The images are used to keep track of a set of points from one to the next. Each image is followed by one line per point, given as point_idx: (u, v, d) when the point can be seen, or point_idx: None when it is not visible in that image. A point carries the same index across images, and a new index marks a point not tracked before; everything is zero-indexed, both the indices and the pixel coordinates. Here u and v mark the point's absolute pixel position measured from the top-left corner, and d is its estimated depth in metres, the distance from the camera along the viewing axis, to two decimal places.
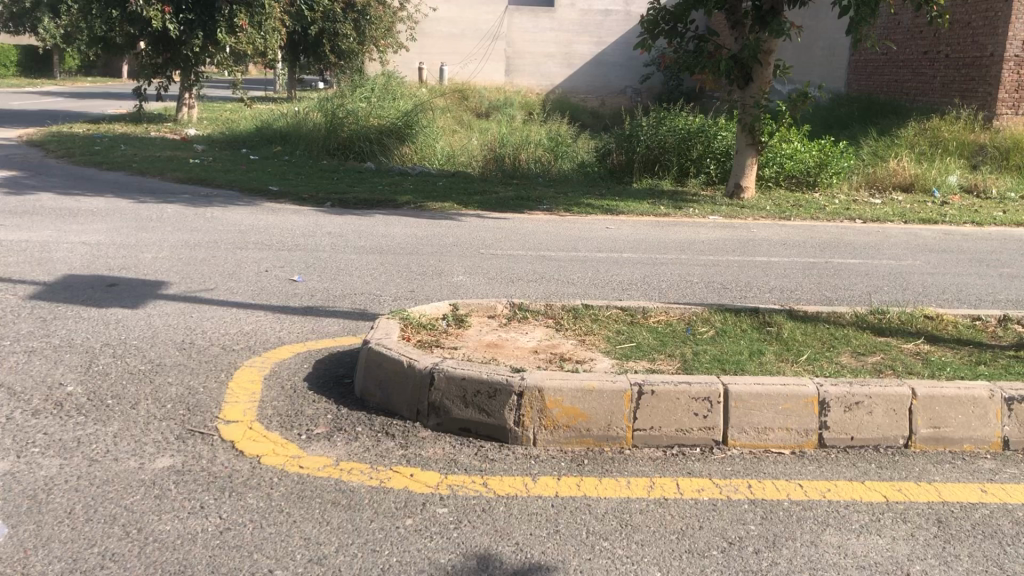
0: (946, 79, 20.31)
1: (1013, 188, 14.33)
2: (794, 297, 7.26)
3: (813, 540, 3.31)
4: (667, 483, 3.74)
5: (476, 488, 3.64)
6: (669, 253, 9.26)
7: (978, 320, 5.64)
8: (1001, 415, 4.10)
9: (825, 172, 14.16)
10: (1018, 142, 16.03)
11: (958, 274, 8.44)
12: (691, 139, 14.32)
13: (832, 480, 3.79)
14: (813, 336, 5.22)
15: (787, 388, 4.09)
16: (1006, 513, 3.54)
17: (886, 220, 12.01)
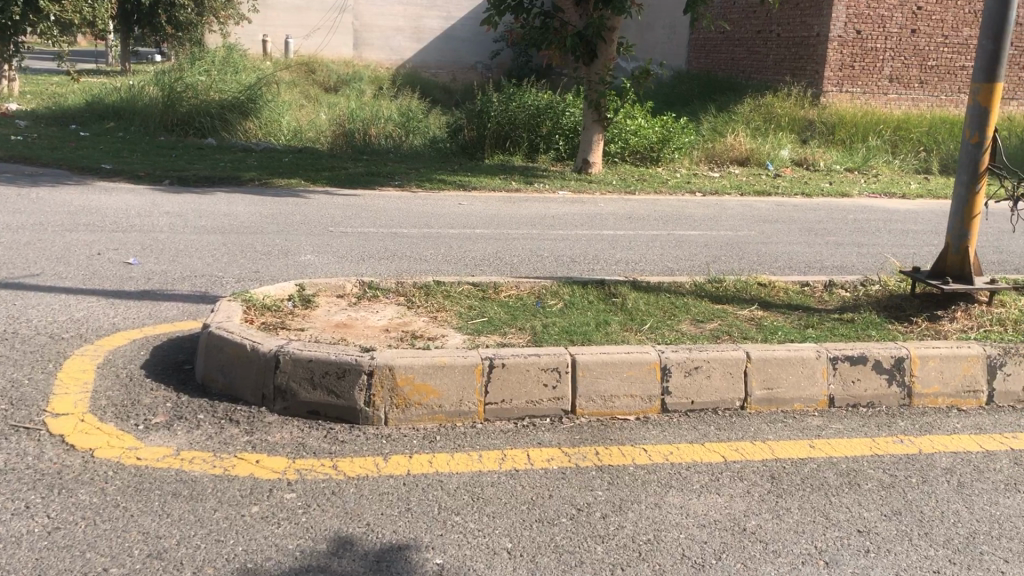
0: (777, 58, 21.37)
1: (838, 161, 15.26)
2: (639, 268, 7.51)
3: (657, 502, 3.44)
4: (518, 454, 3.79)
5: (324, 471, 3.58)
6: (520, 228, 9.36)
7: (805, 286, 5.98)
8: (828, 373, 4.36)
9: (668, 147, 14.62)
10: (842, 118, 17.05)
11: (790, 242, 8.91)
12: (539, 115, 14.49)
13: (675, 444, 3.94)
14: (655, 306, 5.40)
15: (631, 356, 4.21)
16: (831, 466, 3.78)
17: (723, 192, 12.57)
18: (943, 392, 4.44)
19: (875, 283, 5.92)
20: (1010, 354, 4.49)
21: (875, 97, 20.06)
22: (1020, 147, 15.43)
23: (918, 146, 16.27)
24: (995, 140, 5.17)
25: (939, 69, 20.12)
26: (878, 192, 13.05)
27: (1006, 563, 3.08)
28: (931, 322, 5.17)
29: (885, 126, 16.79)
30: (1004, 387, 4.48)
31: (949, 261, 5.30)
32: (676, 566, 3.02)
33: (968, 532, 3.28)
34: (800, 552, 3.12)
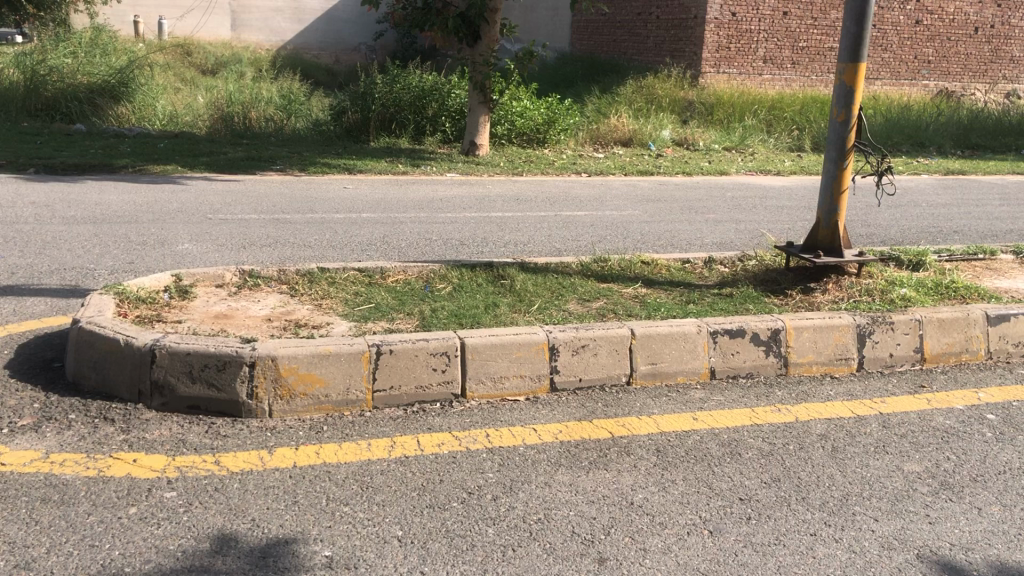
0: (657, 40, 21.80)
1: (716, 141, 15.70)
2: (527, 250, 7.55)
3: (547, 481, 3.46)
4: (407, 440, 3.75)
5: (206, 467, 3.46)
6: (407, 212, 9.26)
7: (687, 263, 6.13)
8: (709, 347, 4.48)
9: (553, 129, 14.72)
10: (720, 99, 17.52)
11: (672, 221, 9.12)
12: (424, 97, 14.36)
13: (563, 422, 3.98)
14: (543, 286, 5.44)
15: (519, 337, 4.22)
16: (714, 436, 3.89)
17: (608, 172, 12.77)
18: (817, 361, 4.62)
19: (752, 259, 6.11)
20: (878, 323, 4.71)
21: (751, 77, 20.69)
22: (884, 125, 16.20)
23: (791, 125, 16.87)
24: (860, 116, 5.38)
25: (809, 51, 20.95)
26: (754, 170, 13.51)
27: (876, 521, 3.24)
28: (805, 294, 5.37)
29: (760, 105, 17.35)
30: (873, 354, 4.70)
31: (820, 235, 5.52)
32: (566, 544, 3.05)
33: (841, 493, 3.43)
34: (686, 523, 3.20)
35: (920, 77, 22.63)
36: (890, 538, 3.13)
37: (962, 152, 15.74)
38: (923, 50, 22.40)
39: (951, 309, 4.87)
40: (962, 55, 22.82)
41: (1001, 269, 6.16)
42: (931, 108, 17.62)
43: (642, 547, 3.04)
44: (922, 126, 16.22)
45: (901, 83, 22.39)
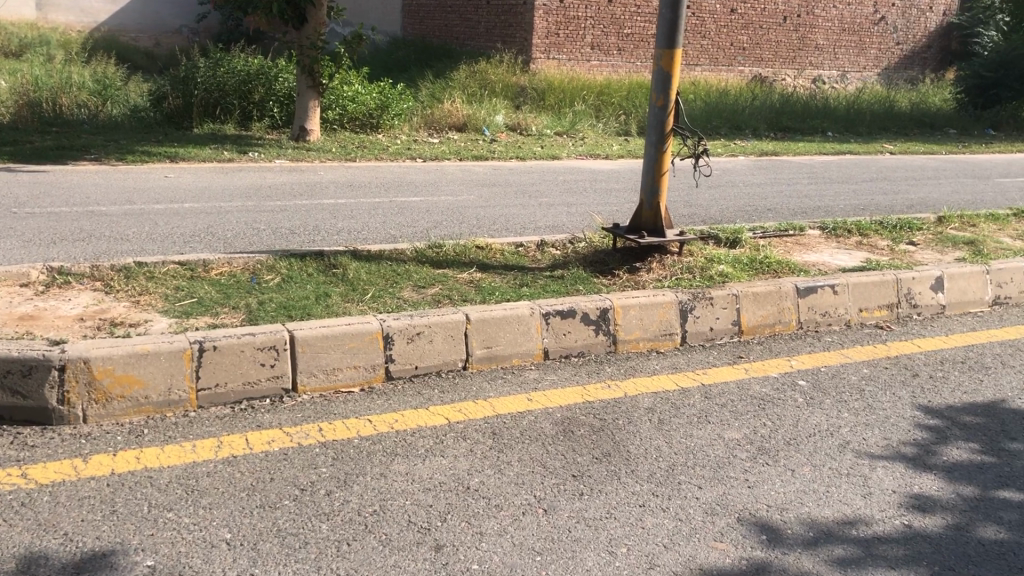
0: (488, 25, 21.94)
1: (548, 125, 15.96)
2: (361, 237, 7.42)
3: (382, 472, 3.42)
4: (235, 440, 3.61)
5: (12, 482, 3.21)
6: (235, 201, 8.91)
7: (520, 247, 6.21)
8: (541, 329, 4.55)
9: (387, 113, 14.53)
10: (551, 84, 17.81)
11: (504, 206, 9.20)
12: (250, 81, 13.86)
13: (398, 411, 3.95)
14: (376, 274, 5.36)
15: (351, 327, 4.15)
16: (548, 416, 3.96)
17: (442, 158, 12.76)
18: (644, 337, 4.78)
19: (582, 241, 6.26)
20: (698, 299, 4.92)
21: (579, 63, 21.17)
22: (705, 109, 16.93)
23: (619, 110, 17.36)
24: (677, 102, 5.60)
25: (633, 37, 21.67)
26: (584, 154, 13.83)
27: (700, 489, 3.39)
28: (631, 274, 5.54)
29: (589, 91, 17.77)
30: (695, 328, 4.91)
31: (644, 217, 5.71)
32: (402, 534, 3.02)
33: (668, 464, 3.57)
34: (521, 503, 3.25)
35: (736, 63, 23.83)
36: (713, 504, 3.28)
37: (776, 134, 16.69)
38: (738, 38, 23.59)
39: (765, 283, 5.15)
40: (773, 42, 24.17)
41: (809, 244, 6.58)
42: (746, 94, 18.60)
43: (479, 531, 3.06)
44: (739, 110, 17.07)
45: (719, 69, 23.51)
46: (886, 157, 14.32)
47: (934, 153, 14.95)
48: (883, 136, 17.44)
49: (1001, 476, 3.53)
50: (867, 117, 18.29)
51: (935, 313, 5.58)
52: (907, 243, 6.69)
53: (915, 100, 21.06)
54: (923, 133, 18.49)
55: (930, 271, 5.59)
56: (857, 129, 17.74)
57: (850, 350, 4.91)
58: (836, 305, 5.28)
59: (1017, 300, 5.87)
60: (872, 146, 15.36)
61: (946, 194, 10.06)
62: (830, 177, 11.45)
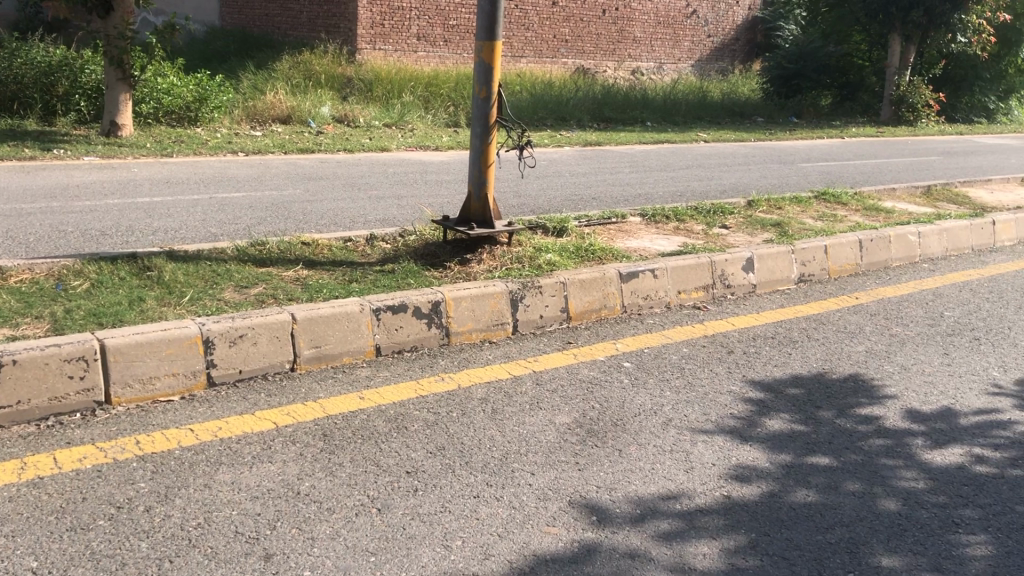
0: (311, 15, 21.44)
1: (376, 117, 15.76)
2: (180, 237, 7.08)
3: (206, 482, 3.28)
4: (41, 459, 3.36)
5: None
6: (38, 202, 8.28)
7: (348, 242, 6.10)
8: (371, 325, 4.48)
9: (206, 106, 13.92)
10: (378, 75, 17.58)
11: (332, 199, 9.01)
12: (52, 73, 12.93)
13: (223, 418, 3.79)
14: (195, 276, 5.12)
15: (168, 333, 3.95)
16: (380, 413, 3.91)
17: (266, 151, 12.36)
18: (476, 328, 4.80)
19: (411, 234, 6.21)
20: (528, 288, 4.98)
21: (406, 55, 21.05)
22: (532, 100, 17.21)
23: (447, 101, 17.36)
24: (500, 94, 5.63)
25: (458, 29, 21.76)
26: (414, 145, 13.75)
27: (532, 475, 3.44)
28: (462, 265, 5.55)
29: (417, 82, 17.69)
30: (526, 317, 4.98)
31: (472, 208, 5.72)
32: (229, 546, 2.91)
33: (501, 453, 3.61)
34: (354, 504, 3.19)
35: (559, 55, 24.34)
36: (545, 489, 3.34)
37: (599, 124, 17.19)
38: (560, 30, 24.10)
39: (590, 270, 5.28)
40: (594, 34, 24.87)
41: (631, 231, 6.81)
42: (569, 85, 19.06)
43: (311, 536, 2.98)
44: (564, 101, 17.46)
45: (543, 61, 23.95)
46: (701, 145, 15.04)
47: (743, 140, 15.82)
48: (698, 125, 18.31)
49: (810, 443, 3.77)
50: (683, 107, 19.15)
51: (747, 292, 5.91)
52: (720, 227, 7.05)
53: (726, 91, 22.24)
54: (734, 121, 19.54)
55: (741, 253, 5.91)
56: (675, 119, 18.55)
57: (671, 331, 5.12)
58: (657, 288, 5.49)
59: (818, 277, 6.30)
60: (688, 134, 16.09)
61: (754, 179, 10.67)
62: (650, 165, 11.90)
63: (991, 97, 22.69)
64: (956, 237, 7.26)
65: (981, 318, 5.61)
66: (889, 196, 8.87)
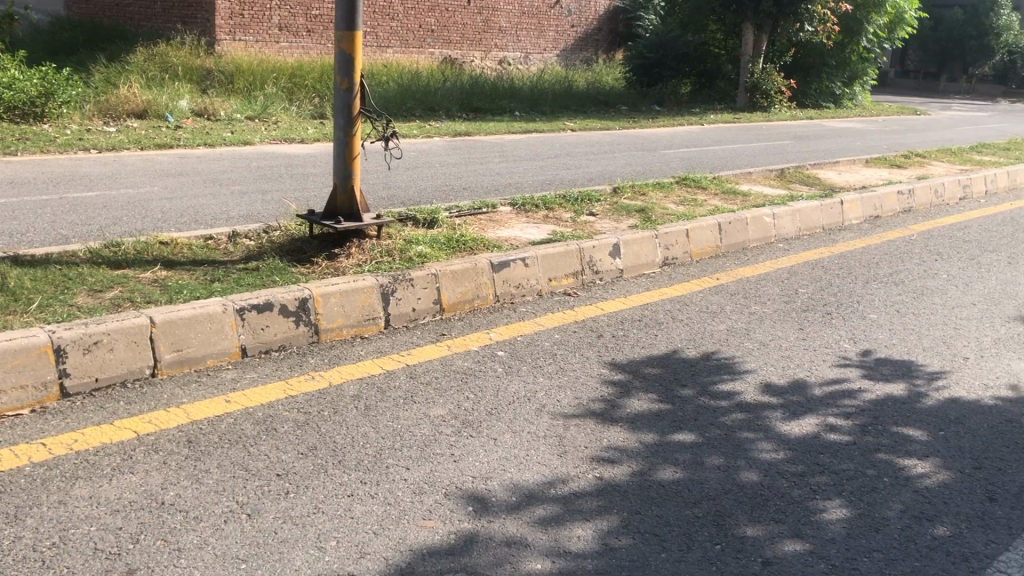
0: (165, 5, 20.59)
1: (238, 110, 15.27)
2: (26, 240, 6.67)
3: (62, 499, 3.11)
4: None
5: None
6: None
7: (209, 240, 5.89)
8: (236, 326, 4.34)
9: (52, 101, 13.18)
10: (239, 67, 17.03)
11: (192, 196, 8.68)
12: None
13: (78, 430, 3.59)
14: (44, 281, 4.83)
15: (14, 343, 3.72)
16: (248, 416, 3.80)
17: (120, 147, 11.79)
18: (346, 324, 4.72)
19: (277, 230, 6.05)
20: (399, 281, 4.93)
21: (267, 46, 20.49)
22: (399, 90, 17.03)
23: (312, 92, 17.00)
24: (363, 84, 5.54)
25: (321, 19, 21.36)
26: (278, 138, 13.40)
27: (407, 470, 3.41)
28: (330, 260, 5.44)
29: (280, 73, 17.25)
30: (397, 311, 4.93)
31: (339, 201, 5.62)
32: (88, 564, 2.76)
33: (375, 449, 3.56)
34: (222, 511, 3.08)
35: (426, 45, 24.19)
36: (420, 483, 3.32)
37: (467, 115, 17.19)
38: (426, 20, 23.94)
39: (461, 261, 5.27)
40: (460, 24, 24.85)
41: (502, 220, 6.85)
42: (437, 75, 18.98)
43: (177, 547, 2.87)
44: (431, 91, 17.37)
45: (410, 51, 23.76)
46: (568, 133, 15.28)
47: (609, 128, 16.14)
48: (565, 114, 18.56)
49: (676, 421, 3.89)
50: (550, 97, 19.38)
51: (615, 277, 6.04)
52: (587, 214, 7.18)
53: (591, 80, 22.64)
54: (600, 110, 19.92)
55: (607, 239, 6.02)
56: (542, 108, 18.74)
57: (543, 318, 5.18)
58: (527, 276, 5.53)
59: (682, 260, 6.50)
60: (555, 123, 16.31)
61: (620, 166, 10.91)
62: (519, 154, 11.99)
63: (837, 82, 23.94)
64: (808, 217, 7.62)
65: (832, 294, 5.91)
66: (746, 179, 9.24)
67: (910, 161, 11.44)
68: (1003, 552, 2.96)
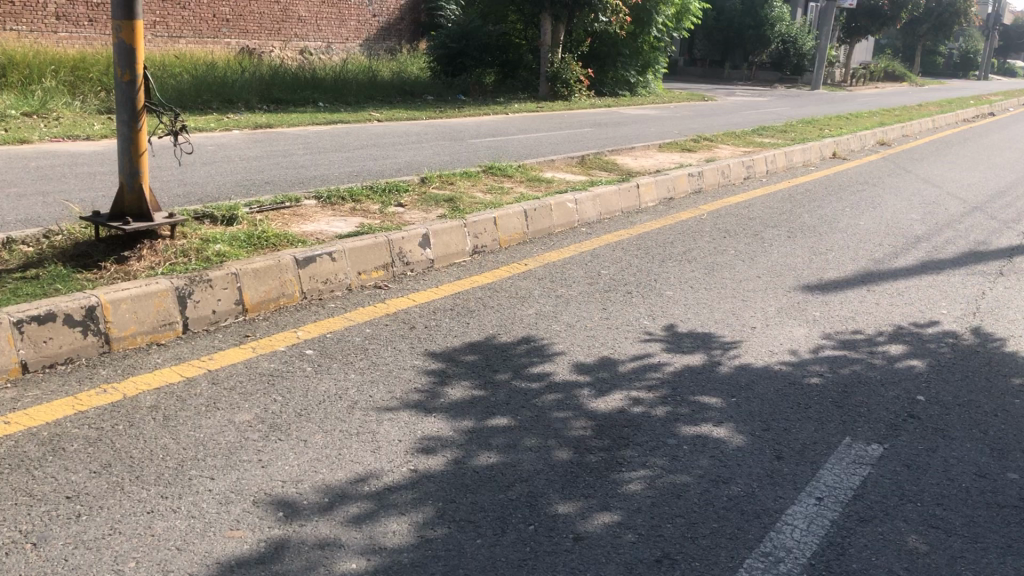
0: None
1: (12, 105, 14.06)
2: None
3: None
4: None
5: None
6: None
7: None
8: (14, 340, 3.99)
9: None
10: (11, 58, 15.67)
11: None
12: None
13: None
14: None
15: None
16: (32, 437, 3.51)
17: None
18: (140, 331, 4.45)
19: (58, 234, 5.61)
20: (196, 283, 4.69)
21: (43, 36, 19.01)
22: (193, 82, 16.23)
23: (97, 86, 15.94)
24: (145, 76, 5.22)
25: (103, 8, 20.14)
26: (59, 135, 12.42)
27: (212, 480, 3.26)
28: (119, 264, 5.10)
29: (60, 65, 16.03)
30: (196, 314, 4.69)
31: (126, 201, 5.28)
32: None
33: (176, 461, 3.38)
34: (2, 543, 2.83)
35: (221, 35, 23.20)
36: (226, 493, 3.18)
37: (268, 107, 16.64)
38: (220, 9, 22.94)
39: (263, 258, 5.09)
40: (257, 14, 24.00)
41: (307, 214, 6.68)
42: (234, 66, 18.25)
43: None
44: (228, 83, 16.68)
45: (204, 42, 22.70)
46: (374, 124, 15.12)
47: (415, 118, 16.08)
48: (370, 105, 18.32)
49: (489, 406, 3.93)
50: (354, 87, 19.08)
51: (425, 268, 6.02)
52: (395, 205, 7.12)
53: (395, 70, 22.51)
54: (405, 100, 19.84)
55: (416, 230, 6.00)
56: (346, 99, 18.43)
57: (352, 313, 5.09)
58: (335, 271, 5.42)
59: (490, 248, 6.58)
60: (361, 114, 16.08)
61: (426, 156, 10.89)
62: (324, 146, 11.72)
63: (632, 71, 25.03)
64: (608, 202, 7.91)
65: (632, 273, 6.16)
66: (549, 166, 9.47)
67: (700, 145, 12.12)
68: (790, 506, 3.19)
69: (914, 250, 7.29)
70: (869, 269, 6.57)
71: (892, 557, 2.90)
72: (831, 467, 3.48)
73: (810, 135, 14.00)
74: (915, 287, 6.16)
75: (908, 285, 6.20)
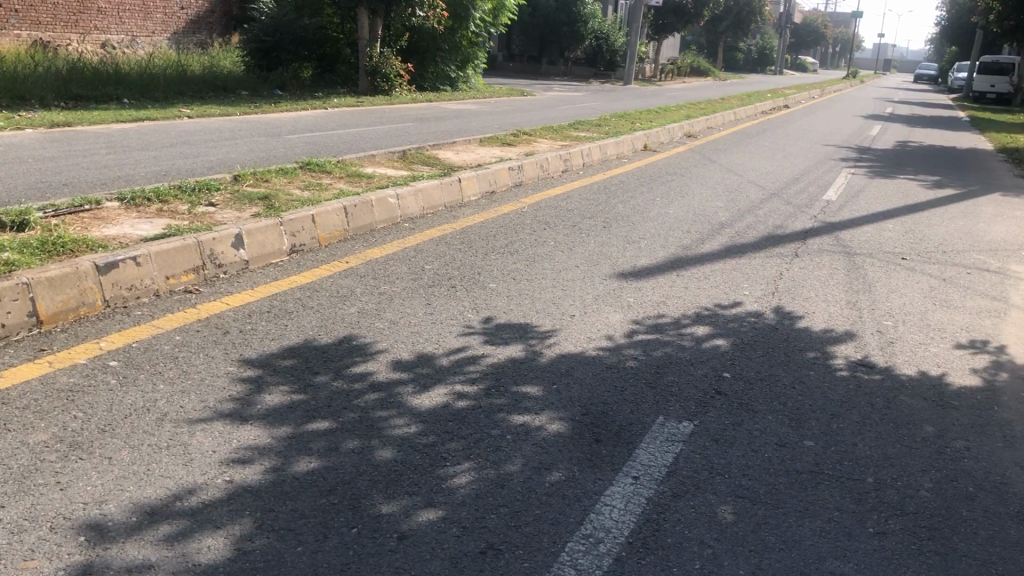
0: None
1: None
2: None
3: None
4: None
5: None
6: None
7: None
8: None
9: None
10: None
11: None
12: None
13: None
14: None
15: None
16: None
17: None
18: None
19: None
20: None
21: None
22: None
23: None
24: None
25: None
26: None
27: (1, 510, 3.00)
28: None
29: None
30: None
31: None
32: None
33: None
34: None
35: (8, 26, 21.47)
36: (19, 521, 2.93)
37: (67, 104, 15.59)
38: None
39: (57, 265, 4.73)
40: (49, 5, 22.40)
41: (109, 217, 6.28)
42: (24, 60, 16.96)
43: None
44: (19, 78, 15.47)
45: None
46: (184, 121, 14.44)
47: (228, 114, 15.49)
48: (180, 100, 17.52)
49: (309, 410, 3.83)
50: (161, 81, 18.14)
51: (240, 269, 5.80)
52: (206, 205, 6.81)
53: (207, 64, 21.59)
54: (218, 96, 19.08)
55: (229, 230, 5.76)
56: (153, 95, 17.53)
57: (161, 320, 4.83)
58: (140, 276, 5.12)
59: (309, 246, 6.42)
60: (169, 110, 15.33)
61: (239, 153, 10.50)
62: (127, 144, 11.08)
63: (451, 66, 25.20)
64: (429, 196, 7.89)
65: (454, 268, 6.17)
66: (369, 162, 9.34)
67: (519, 139, 12.30)
68: (609, 488, 3.28)
69: (717, 235, 7.69)
70: (679, 255, 6.88)
71: (703, 529, 3.04)
72: (646, 446, 3.61)
73: (622, 128, 14.54)
74: (720, 271, 6.50)
75: (713, 269, 6.54)
